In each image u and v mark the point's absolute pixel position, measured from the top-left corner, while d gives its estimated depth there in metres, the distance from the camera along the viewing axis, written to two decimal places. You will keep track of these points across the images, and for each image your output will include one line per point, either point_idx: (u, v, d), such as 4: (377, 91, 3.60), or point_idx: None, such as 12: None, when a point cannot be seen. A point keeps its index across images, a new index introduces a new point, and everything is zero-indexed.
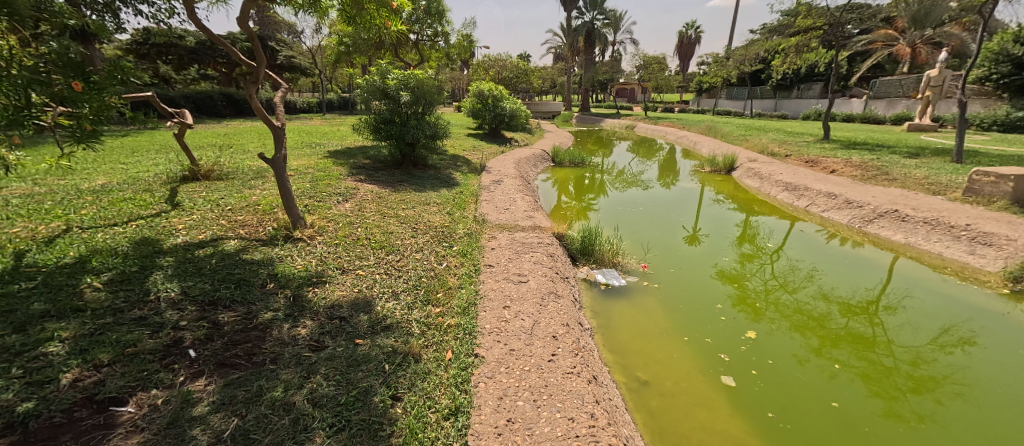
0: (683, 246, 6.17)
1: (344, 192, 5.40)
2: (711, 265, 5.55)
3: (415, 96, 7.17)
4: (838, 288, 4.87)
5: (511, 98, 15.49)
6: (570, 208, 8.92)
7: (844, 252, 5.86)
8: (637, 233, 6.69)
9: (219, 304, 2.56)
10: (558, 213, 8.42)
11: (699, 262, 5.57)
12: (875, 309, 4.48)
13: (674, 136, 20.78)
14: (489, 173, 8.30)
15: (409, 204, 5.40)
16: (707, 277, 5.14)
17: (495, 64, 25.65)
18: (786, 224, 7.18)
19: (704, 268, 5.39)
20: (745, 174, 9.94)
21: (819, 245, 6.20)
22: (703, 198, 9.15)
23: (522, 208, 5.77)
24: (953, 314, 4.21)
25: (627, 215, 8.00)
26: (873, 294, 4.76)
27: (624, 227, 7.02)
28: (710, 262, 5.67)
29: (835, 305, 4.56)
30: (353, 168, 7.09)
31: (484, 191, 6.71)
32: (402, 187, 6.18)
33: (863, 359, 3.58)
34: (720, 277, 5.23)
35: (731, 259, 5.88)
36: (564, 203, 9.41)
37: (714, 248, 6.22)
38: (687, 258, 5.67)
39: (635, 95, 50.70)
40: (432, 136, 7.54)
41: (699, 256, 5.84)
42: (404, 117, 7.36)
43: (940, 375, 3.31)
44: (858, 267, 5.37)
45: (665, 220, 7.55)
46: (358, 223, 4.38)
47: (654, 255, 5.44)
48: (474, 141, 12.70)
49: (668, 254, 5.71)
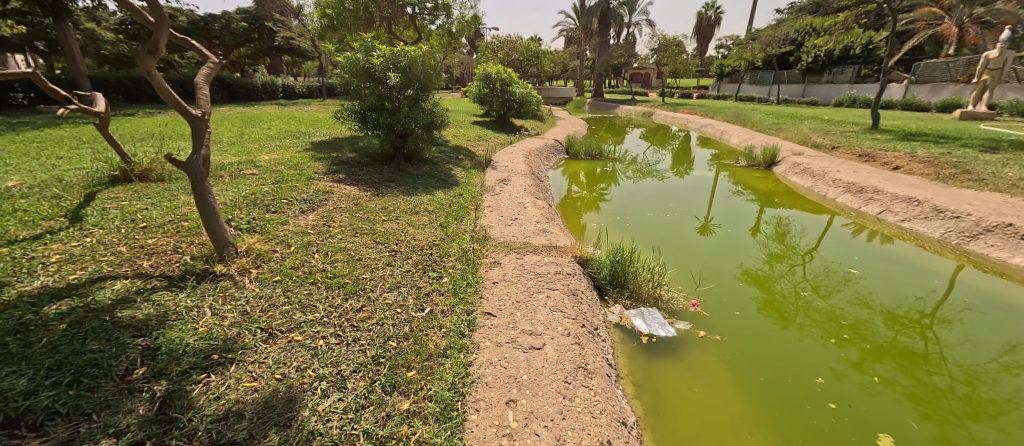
0: (701, 246, 5.53)
1: (311, 198, 4.31)
2: (734, 267, 4.94)
3: (406, 79, 6.04)
4: (880, 294, 4.33)
5: (522, 82, 14.17)
6: (580, 199, 8.21)
7: (885, 254, 5.23)
8: (652, 232, 5.99)
9: (19, 425, 1.50)
10: (571, 211, 7.26)
11: (719, 261, 5.07)
12: (929, 321, 3.92)
13: (696, 124, 19.33)
14: (495, 169, 7.14)
15: (391, 214, 4.29)
16: (730, 282, 4.53)
17: (505, 45, 24.20)
18: (820, 221, 6.50)
19: (727, 272, 4.78)
20: (790, 170, 8.62)
21: (857, 247, 5.54)
22: (721, 190, 8.49)
23: (534, 218, 4.64)
24: (1017, 330, 3.67)
25: (641, 209, 7.18)
26: (922, 303, 4.19)
27: (634, 218, 6.66)
28: (731, 263, 5.08)
29: (875, 312, 4.01)
30: (334, 164, 5.99)
31: (488, 192, 5.61)
32: (389, 189, 5.11)
33: (911, 376, 3.11)
34: (745, 281, 4.62)
35: (758, 258, 5.33)
36: (575, 193, 8.60)
37: (735, 245, 5.69)
38: (706, 260, 5.04)
39: (650, 80, 48.71)
40: (428, 126, 6.39)
41: (720, 254, 5.31)
42: (395, 103, 6.21)
43: (1004, 399, 2.84)
44: (899, 271, 4.79)
45: (675, 209, 7.16)
46: (318, 246, 3.29)
47: (673, 265, 4.75)
48: (480, 130, 11.55)
49: (688, 258, 5.04)
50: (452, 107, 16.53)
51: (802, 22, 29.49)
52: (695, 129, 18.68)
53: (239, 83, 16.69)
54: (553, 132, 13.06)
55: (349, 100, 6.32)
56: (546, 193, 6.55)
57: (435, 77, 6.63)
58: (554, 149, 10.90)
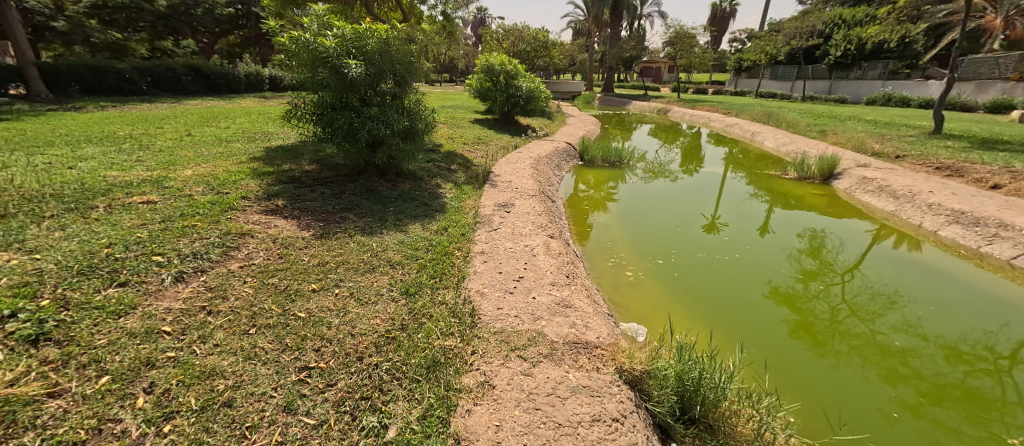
0: (722, 255, 5.03)
1: (211, 248, 2.84)
2: (761, 281, 4.46)
3: (373, 68, 4.48)
4: (936, 323, 3.78)
5: (530, 76, 12.55)
6: (587, 198, 7.42)
7: (945, 278, 4.56)
8: (668, 236, 5.49)
9: None
10: (584, 215, 6.32)
11: (745, 273, 4.61)
12: (1001, 361, 3.34)
13: (718, 122, 17.70)
14: (494, 187, 5.62)
15: (329, 276, 2.79)
16: (758, 300, 4.06)
17: (511, 35, 22.46)
18: (865, 234, 5.78)
19: (753, 287, 4.31)
20: (857, 187, 7.07)
21: (908, 266, 4.88)
22: (740, 192, 7.87)
23: (548, 277, 3.13)
24: None
25: (658, 211, 6.57)
26: (993, 339, 3.57)
27: (647, 217, 6.26)
28: (758, 276, 4.58)
29: (931, 345, 3.47)
30: (279, 181, 4.52)
31: (484, 224, 4.13)
32: (343, 225, 3.66)
33: (981, 429, 2.63)
34: (775, 300, 4.15)
35: (790, 271, 4.82)
36: (581, 192, 7.75)
37: (762, 254, 5.20)
38: (729, 271, 4.58)
39: (661, 74, 46.86)
40: (405, 133, 4.85)
41: (746, 266, 4.82)
42: (360, 101, 4.63)
43: None
44: (958, 298, 4.17)
45: (688, 207, 6.81)
46: (152, 375, 1.78)
47: (695, 279, 4.27)
48: (479, 130, 10.07)
49: (710, 269, 4.56)
50: (452, 103, 14.93)
51: (830, 13, 27.40)
52: (719, 129, 16.91)
53: (219, 74, 15.27)
54: (563, 133, 11.51)
55: (297, 95, 4.71)
56: (561, 219, 5.05)
57: (415, 66, 5.07)
58: (566, 153, 9.26)
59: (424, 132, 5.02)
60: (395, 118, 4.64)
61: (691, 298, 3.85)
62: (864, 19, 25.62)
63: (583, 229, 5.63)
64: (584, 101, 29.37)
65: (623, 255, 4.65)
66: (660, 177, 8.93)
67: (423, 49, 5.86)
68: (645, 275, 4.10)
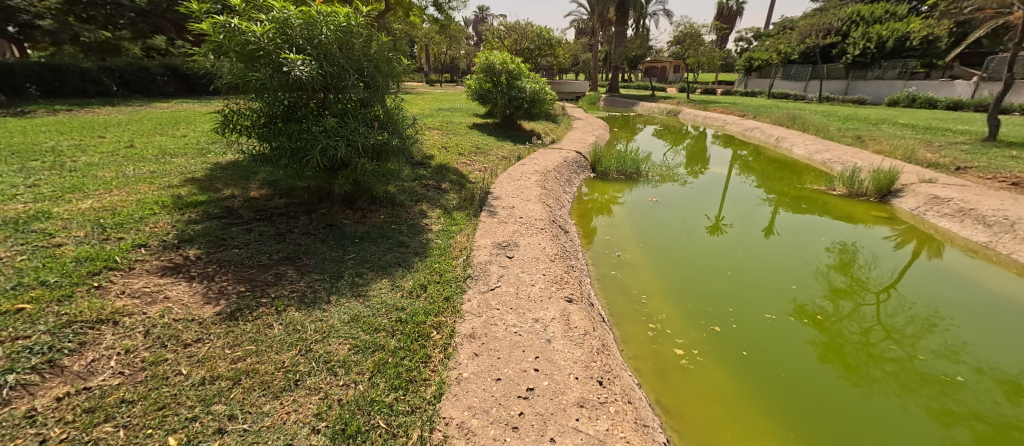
0: (738, 269, 4.49)
1: (19, 361, 1.72)
2: (781, 295, 3.97)
3: (327, 65, 3.27)
4: (985, 353, 3.24)
5: (534, 76, 11.41)
6: (593, 204, 6.80)
7: (997, 305, 3.97)
8: (678, 245, 4.98)
9: None
10: (597, 232, 5.34)
11: (764, 288, 4.09)
12: None
13: (735, 123, 16.64)
14: (493, 214, 4.47)
15: (210, 414, 1.65)
16: (779, 318, 3.55)
17: (513, 33, 21.34)
18: (904, 256, 5.14)
19: (772, 303, 3.81)
20: (925, 209, 5.98)
21: (954, 291, 4.29)
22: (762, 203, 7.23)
23: (574, 396, 1.98)
24: None
25: (670, 219, 6.01)
26: None
27: (658, 225, 5.68)
28: (779, 291, 4.07)
29: (984, 378, 2.92)
30: (208, 214, 3.41)
31: (479, 280, 3.00)
32: (276, 290, 2.55)
33: None
34: (798, 318, 3.65)
35: (815, 287, 4.28)
36: (586, 198, 7.10)
37: (783, 267, 4.65)
38: (745, 286, 4.07)
39: (667, 74, 45.68)
40: (375, 153, 3.68)
41: (765, 280, 4.29)
42: (313, 112, 3.43)
43: None
44: (1012, 329, 3.58)
45: (703, 215, 6.25)
46: None
47: (706, 294, 3.77)
48: (478, 137, 8.98)
49: (724, 283, 4.07)
50: (449, 106, 13.83)
51: (848, 10, 26.19)
52: (736, 133, 15.71)
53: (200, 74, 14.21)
54: (571, 139, 10.42)
55: (226, 102, 3.51)
56: (579, 259, 3.92)
57: (387, 66, 3.90)
58: (577, 164, 8.07)
59: (402, 150, 3.83)
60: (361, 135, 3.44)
61: (705, 321, 3.32)
62: (885, 16, 25.48)
63: (595, 246, 4.77)
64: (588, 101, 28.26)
65: (638, 281, 3.91)
66: (680, 187, 7.90)
67: (404, 45, 4.72)
68: (672, 326, 3.19)
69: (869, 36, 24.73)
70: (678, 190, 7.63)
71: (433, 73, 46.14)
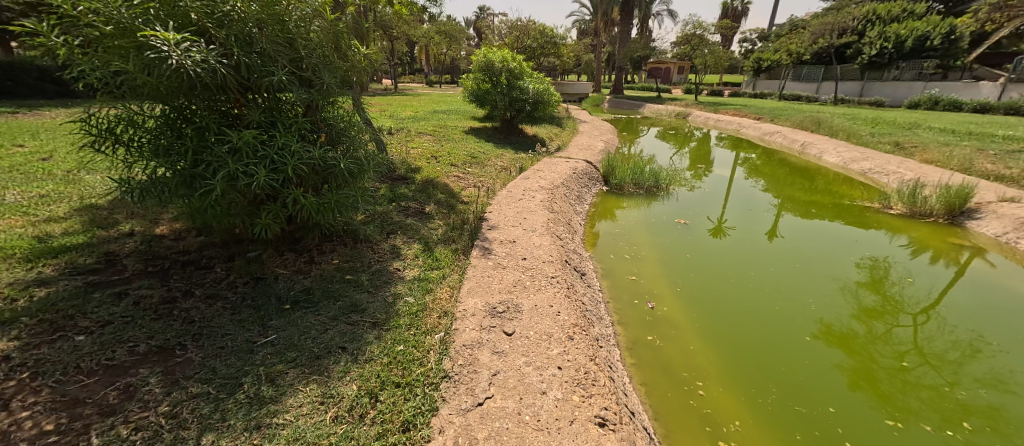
0: (758, 285, 3.98)
1: None
2: (801, 313, 3.55)
3: (234, 50, 2.16)
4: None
5: (537, 75, 10.35)
6: (598, 211, 6.19)
7: None
8: (690, 257, 4.44)
9: None
10: (612, 260, 4.28)
11: (788, 306, 3.62)
12: None
13: (751, 126, 15.58)
14: (488, 252, 3.40)
15: None
16: (798, 340, 3.15)
17: (514, 30, 20.22)
18: (946, 274, 4.63)
19: (790, 322, 3.41)
20: (1016, 236, 4.95)
21: (1000, 312, 3.84)
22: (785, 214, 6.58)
23: None
24: None
25: (683, 229, 5.36)
26: None
27: (671, 237, 5.02)
28: (799, 308, 3.64)
29: None
30: (72, 268, 2.36)
31: (465, 385, 1.92)
32: (107, 427, 1.50)
33: None
34: (820, 339, 3.24)
35: (844, 305, 3.80)
36: (597, 212, 6.14)
37: (808, 282, 4.14)
38: (763, 302, 3.65)
39: (671, 75, 44.63)
40: (322, 178, 2.54)
41: (788, 296, 3.81)
42: (224, 120, 2.29)
43: None
44: None
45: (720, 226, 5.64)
46: None
47: (720, 318, 3.31)
48: (474, 144, 7.91)
49: (738, 300, 3.63)
50: (444, 108, 12.77)
51: (864, 8, 24.94)
52: (753, 137, 14.63)
53: None
54: (578, 145, 9.37)
55: (91, 109, 2.36)
56: (603, 322, 2.85)
57: (339, 58, 2.80)
58: (587, 176, 6.99)
59: (362, 174, 2.70)
60: (294, 156, 2.31)
61: (726, 360, 2.81)
62: (902, 15, 24.27)
63: (616, 283, 3.77)
64: (592, 103, 27.16)
65: (685, 350, 2.87)
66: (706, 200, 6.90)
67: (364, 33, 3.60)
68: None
69: (886, 35, 23.48)
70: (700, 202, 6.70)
71: (433, 74, 45.18)
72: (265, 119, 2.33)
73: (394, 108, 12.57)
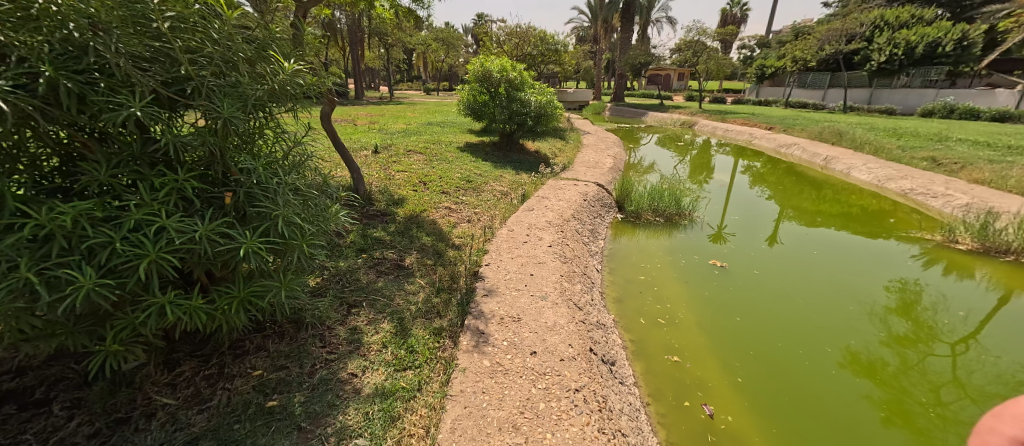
0: (779, 313, 3.67)
1: None
2: (828, 340, 3.32)
3: (40, 68, 1.27)
4: None
5: (540, 86, 9.51)
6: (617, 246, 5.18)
7: None
8: (708, 288, 4.01)
9: None
10: (643, 326, 3.33)
11: (810, 336, 3.36)
12: None
13: (763, 136, 14.75)
14: (485, 340, 2.45)
15: None
16: (824, 370, 2.94)
17: (513, 37, 19.40)
18: (984, 305, 4.28)
19: (815, 350, 3.19)
20: None
21: None
22: (803, 233, 6.23)
23: None
24: None
25: (697, 253, 4.96)
26: None
27: (686, 265, 4.55)
28: (824, 335, 3.41)
29: None
30: None
31: None
32: None
33: None
34: (847, 368, 3.01)
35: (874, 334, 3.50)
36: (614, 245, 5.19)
37: (832, 309, 3.84)
38: (784, 334, 3.36)
39: (671, 82, 44.06)
40: (218, 264, 1.60)
41: (811, 326, 3.52)
42: (40, 183, 1.38)
43: None
44: None
45: (737, 249, 5.22)
46: None
47: (745, 354, 3.03)
48: (470, 164, 7.04)
49: (761, 329, 3.37)
50: (439, 119, 11.92)
51: (872, 14, 24.24)
52: (767, 149, 13.79)
53: None
54: (585, 162, 8.52)
55: None
56: None
57: (264, 79, 1.84)
58: (600, 202, 6.11)
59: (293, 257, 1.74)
60: (158, 241, 1.39)
61: None
62: (911, 21, 23.37)
63: (654, 370, 2.82)
64: (592, 110, 26.39)
65: None
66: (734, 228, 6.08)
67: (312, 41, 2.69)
68: None
69: (895, 41, 22.71)
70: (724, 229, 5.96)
71: (430, 81, 44.45)
72: (111, 177, 1.42)
73: (385, 120, 11.68)
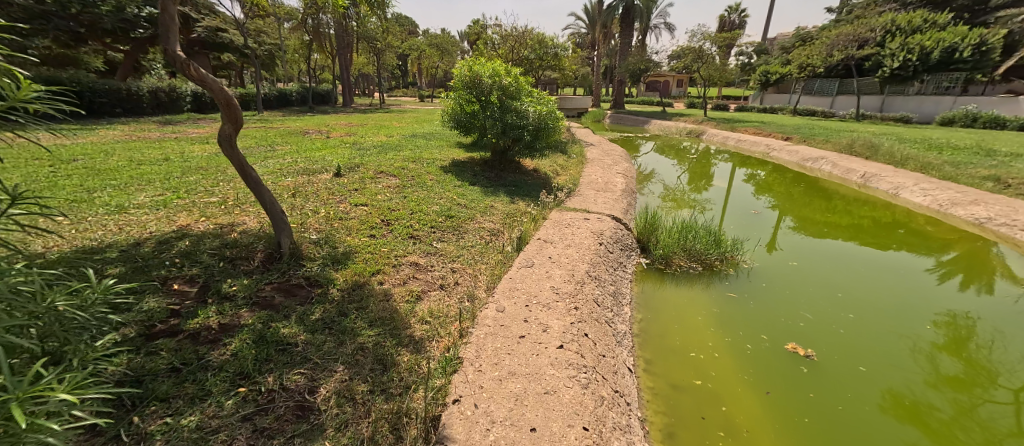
0: (819, 374, 2.91)
1: None
2: (886, 413, 2.58)
3: None
4: None
5: (539, 93, 8.16)
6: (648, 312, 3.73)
7: None
8: (734, 350, 3.17)
9: None
10: None
11: (862, 408, 2.62)
12: None
13: (782, 147, 13.46)
14: None
15: None
16: None
17: (508, 40, 18.01)
18: None
19: (878, 432, 2.43)
20: None
21: None
22: (855, 265, 5.10)
23: None
24: None
25: (727, 303, 3.93)
26: None
27: (717, 324, 3.53)
28: (879, 403, 2.67)
29: None
30: None
31: None
32: None
33: None
34: (886, 412, 2.61)
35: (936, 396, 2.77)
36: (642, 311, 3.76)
37: (879, 362, 3.08)
38: (833, 409, 2.60)
39: (670, 88, 42.89)
40: None
41: (857, 388, 2.79)
42: None
43: None
44: None
45: (775, 292, 4.21)
46: None
47: None
48: (452, 190, 5.66)
49: (808, 410, 2.58)
50: (423, 131, 10.51)
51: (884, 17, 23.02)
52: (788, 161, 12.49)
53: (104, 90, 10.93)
54: (593, 183, 7.14)
55: None
56: None
57: None
58: (618, 242, 4.70)
59: None
60: None
61: None
62: (924, 25, 22.34)
63: None
64: (592, 118, 25.03)
65: None
66: (786, 270, 4.77)
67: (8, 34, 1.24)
68: None
69: (909, 47, 21.21)
70: (771, 271, 4.71)
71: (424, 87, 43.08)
72: None
73: (363, 132, 10.26)
